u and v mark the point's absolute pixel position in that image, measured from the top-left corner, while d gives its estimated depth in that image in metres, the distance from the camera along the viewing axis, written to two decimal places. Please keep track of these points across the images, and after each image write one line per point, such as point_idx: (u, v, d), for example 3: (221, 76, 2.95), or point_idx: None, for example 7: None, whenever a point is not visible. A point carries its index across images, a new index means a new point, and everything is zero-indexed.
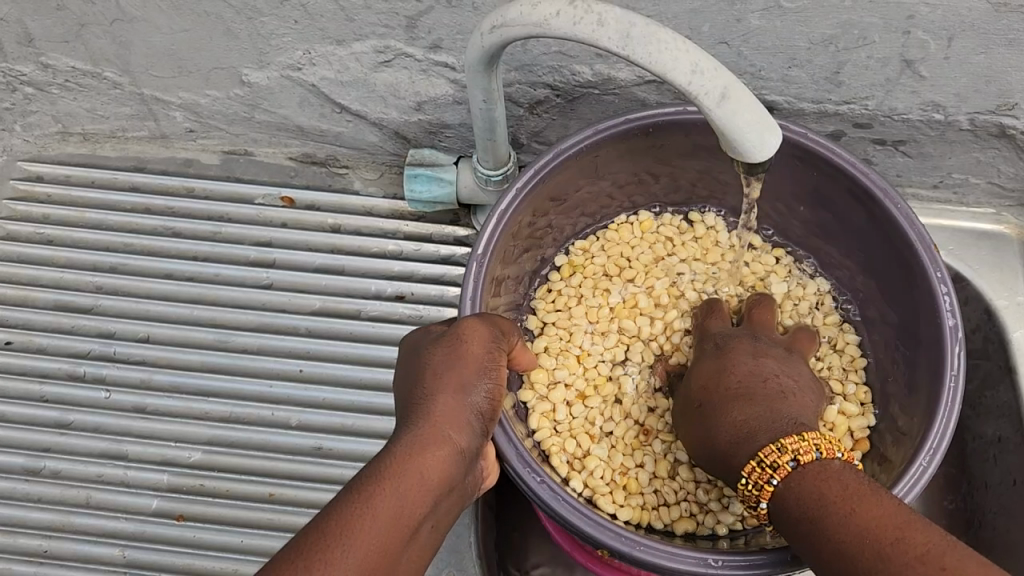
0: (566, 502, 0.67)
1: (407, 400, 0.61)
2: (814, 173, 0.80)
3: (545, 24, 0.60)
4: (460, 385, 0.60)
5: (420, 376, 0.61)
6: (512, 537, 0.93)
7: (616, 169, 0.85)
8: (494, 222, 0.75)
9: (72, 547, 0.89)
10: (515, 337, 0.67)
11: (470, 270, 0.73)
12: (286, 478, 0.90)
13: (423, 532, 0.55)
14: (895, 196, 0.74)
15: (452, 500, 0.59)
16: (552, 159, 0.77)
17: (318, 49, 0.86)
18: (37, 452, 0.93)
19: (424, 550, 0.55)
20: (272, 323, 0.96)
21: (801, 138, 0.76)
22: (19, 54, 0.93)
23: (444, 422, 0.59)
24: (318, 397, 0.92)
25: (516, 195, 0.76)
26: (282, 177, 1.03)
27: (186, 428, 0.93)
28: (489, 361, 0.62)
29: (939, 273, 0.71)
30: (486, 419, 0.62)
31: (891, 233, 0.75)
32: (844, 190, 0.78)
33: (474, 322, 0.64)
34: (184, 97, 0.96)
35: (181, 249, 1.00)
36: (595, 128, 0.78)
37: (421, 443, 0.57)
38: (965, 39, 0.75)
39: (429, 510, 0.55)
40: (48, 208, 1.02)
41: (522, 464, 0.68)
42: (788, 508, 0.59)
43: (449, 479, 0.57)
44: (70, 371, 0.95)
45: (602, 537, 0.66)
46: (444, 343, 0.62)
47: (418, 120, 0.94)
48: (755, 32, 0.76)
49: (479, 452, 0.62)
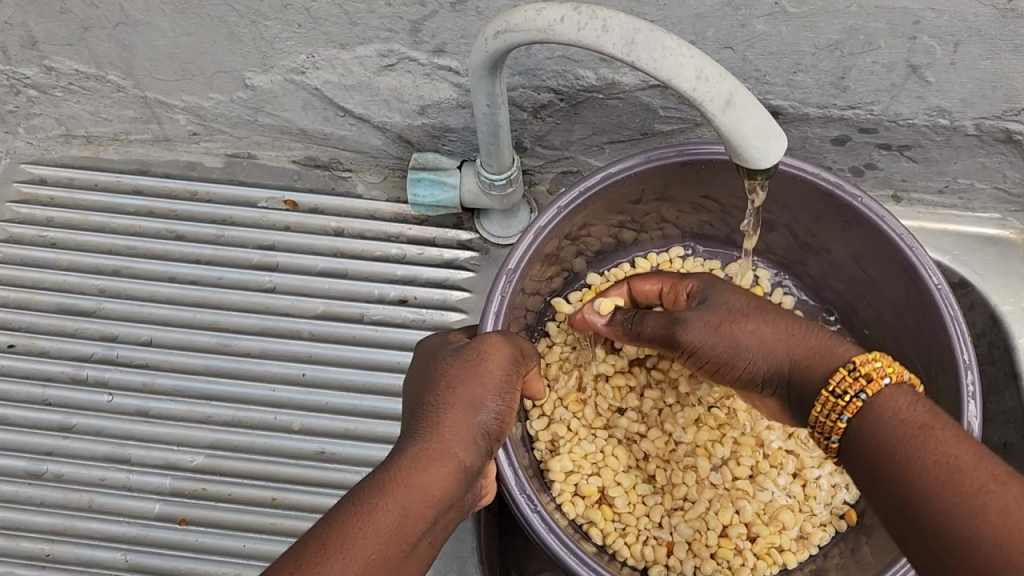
0: (553, 535, 0.72)
1: (416, 409, 0.61)
2: (832, 219, 0.82)
3: (550, 29, 0.60)
4: (472, 401, 0.60)
5: (433, 386, 0.61)
6: (516, 542, 0.92)
7: (653, 202, 0.87)
8: (529, 237, 0.79)
9: (74, 551, 0.89)
10: (531, 361, 0.68)
11: (499, 283, 0.77)
12: (288, 482, 0.89)
13: (423, 545, 0.54)
14: (933, 267, 0.75)
15: (454, 515, 0.58)
16: (597, 182, 0.80)
17: (321, 52, 0.86)
18: (39, 456, 0.93)
19: (421, 565, 0.55)
20: (274, 326, 0.95)
21: (852, 199, 0.78)
22: (23, 57, 0.93)
23: (453, 437, 0.58)
24: (321, 402, 0.92)
25: (555, 216, 0.80)
26: (286, 180, 1.03)
27: (188, 432, 0.92)
28: (504, 382, 0.62)
29: (966, 354, 0.72)
30: (494, 438, 0.62)
31: (910, 281, 0.78)
32: (862, 236, 0.80)
33: (496, 341, 0.64)
34: (188, 100, 0.96)
35: (184, 252, 1.00)
36: (645, 156, 0.80)
37: (427, 454, 0.56)
38: (971, 44, 0.74)
39: (431, 524, 0.55)
40: (51, 211, 1.02)
41: (520, 490, 0.73)
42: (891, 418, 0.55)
43: (454, 494, 0.56)
44: (73, 375, 0.95)
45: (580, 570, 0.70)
46: (462, 359, 0.62)
47: (422, 124, 0.94)
48: (760, 37, 0.76)
49: (484, 469, 0.61)
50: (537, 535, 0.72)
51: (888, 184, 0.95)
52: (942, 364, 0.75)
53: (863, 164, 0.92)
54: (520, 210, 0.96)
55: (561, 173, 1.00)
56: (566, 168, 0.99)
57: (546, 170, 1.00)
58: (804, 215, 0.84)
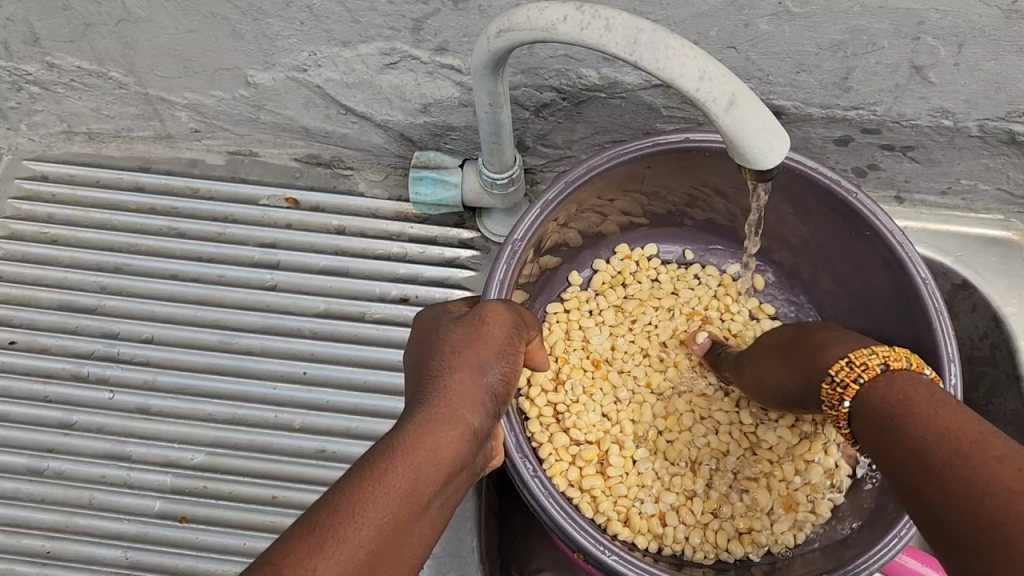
0: (552, 499, 0.71)
1: (421, 372, 0.58)
2: (825, 216, 0.82)
3: (553, 28, 0.59)
4: (479, 361, 0.58)
5: (437, 349, 0.59)
6: (515, 542, 0.94)
7: (655, 185, 0.87)
8: (535, 212, 0.78)
9: (75, 548, 0.89)
10: (535, 329, 0.65)
11: (504, 253, 0.77)
12: (289, 481, 0.89)
13: (438, 508, 0.51)
14: (920, 263, 0.75)
15: (467, 476, 0.55)
16: (604, 160, 0.79)
17: (324, 50, 0.86)
18: (40, 453, 0.93)
19: (435, 529, 0.51)
20: (276, 324, 0.95)
21: (850, 195, 0.77)
22: (25, 54, 0.93)
23: (462, 398, 0.55)
24: (322, 400, 0.92)
25: (562, 190, 0.79)
26: (288, 178, 1.03)
27: (189, 429, 0.92)
28: (509, 344, 0.60)
29: (949, 347, 0.73)
30: (502, 401, 0.59)
31: (897, 273, 0.78)
32: (852, 231, 0.80)
33: (498, 304, 0.62)
34: (190, 98, 0.96)
35: (186, 250, 1.00)
36: (655, 140, 0.80)
37: (437, 414, 0.53)
38: (976, 45, 0.74)
39: (443, 487, 0.51)
40: (52, 207, 1.02)
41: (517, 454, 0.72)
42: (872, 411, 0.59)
43: (465, 455, 0.53)
44: (74, 372, 0.95)
45: (575, 533, 0.70)
46: (465, 323, 0.60)
47: (424, 122, 0.94)
48: (763, 37, 0.76)
49: (492, 433, 0.59)
50: (534, 499, 0.71)
51: (891, 185, 0.95)
52: (927, 356, 0.75)
53: (866, 165, 0.92)
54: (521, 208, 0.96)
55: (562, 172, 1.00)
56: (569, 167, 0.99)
57: (548, 169, 1.00)
58: (796, 212, 0.84)
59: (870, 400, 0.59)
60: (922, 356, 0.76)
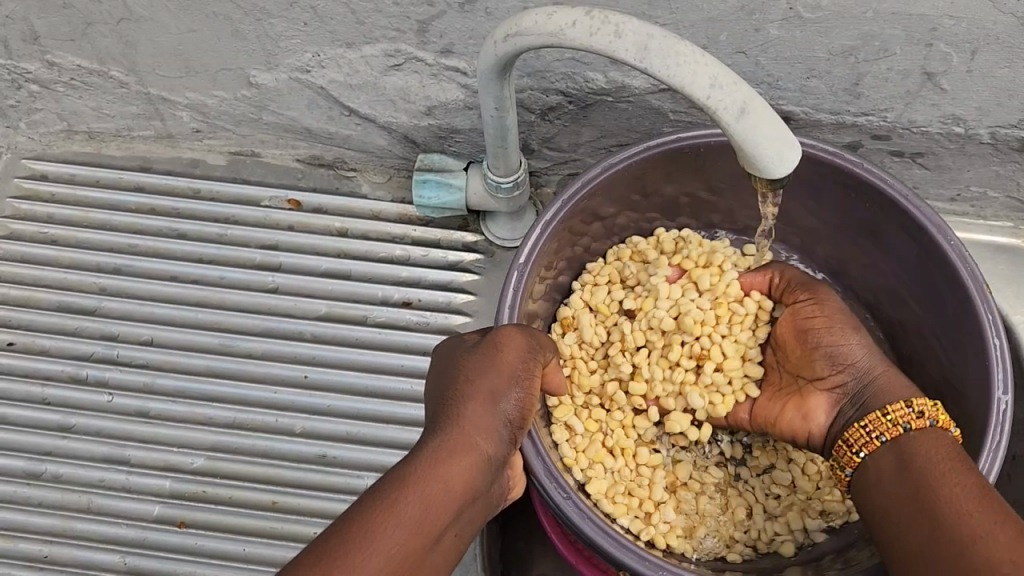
0: (590, 521, 0.68)
1: (435, 402, 0.60)
2: (861, 206, 0.80)
3: (561, 33, 0.58)
4: (492, 392, 0.60)
5: (450, 381, 0.61)
6: (517, 548, 0.94)
7: (661, 190, 0.86)
8: (540, 230, 0.77)
9: (73, 553, 0.88)
10: (550, 353, 0.67)
11: (510, 278, 0.75)
12: (289, 487, 0.89)
13: (448, 537, 0.54)
14: (948, 230, 0.73)
15: (478, 507, 0.58)
16: (598, 172, 0.78)
17: (327, 51, 0.85)
18: (38, 456, 0.92)
19: (446, 559, 0.54)
20: (277, 327, 0.94)
21: (856, 167, 0.76)
22: (25, 52, 0.91)
23: (473, 428, 0.58)
24: (323, 405, 0.91)
25: (560, 208, 0.77)
26: (290, 180, 1.02)
27: (189, 433, 0.92)
28: (522, 371, 0.62)
29: (990, 313, 0.71)
30: (515, 428, 0.61)
31: (919, 243, 0.76)
32: (892, 220, 0.77)
33: (511, 332, 0.64)
34: (191, 97, 0.95)
35: (187, 251, 0.99)
36: (649, 144, 0.79)
37: (448, 447, 0.56)
38: (989, 52, 0.73)
39: (451, 518, 0.54)
40: (52, 207, 1.01)
41: (550, 479, 0.69)
42: (921, 452, 0.61)
43: (475, 486, 0.56)
44: (73, 374, 0.94)
45: (624, 557, 0.67)
46: (478, 349, 0.62)
47: (428, 124, 0.92)
48: (774, 42, 0.75)
49: (505, 462, 0.61)
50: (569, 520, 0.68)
51: None
52: (965, 323, 0.73)
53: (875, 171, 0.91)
54: (525, 213, 0.95)
55: (567, 176, 0.99)
56: (574, 169, 0.98)
57: (553, 172, 0.98)
58: (830, 198, 0.82)
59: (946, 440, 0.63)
60: (967, 347, 0.74)
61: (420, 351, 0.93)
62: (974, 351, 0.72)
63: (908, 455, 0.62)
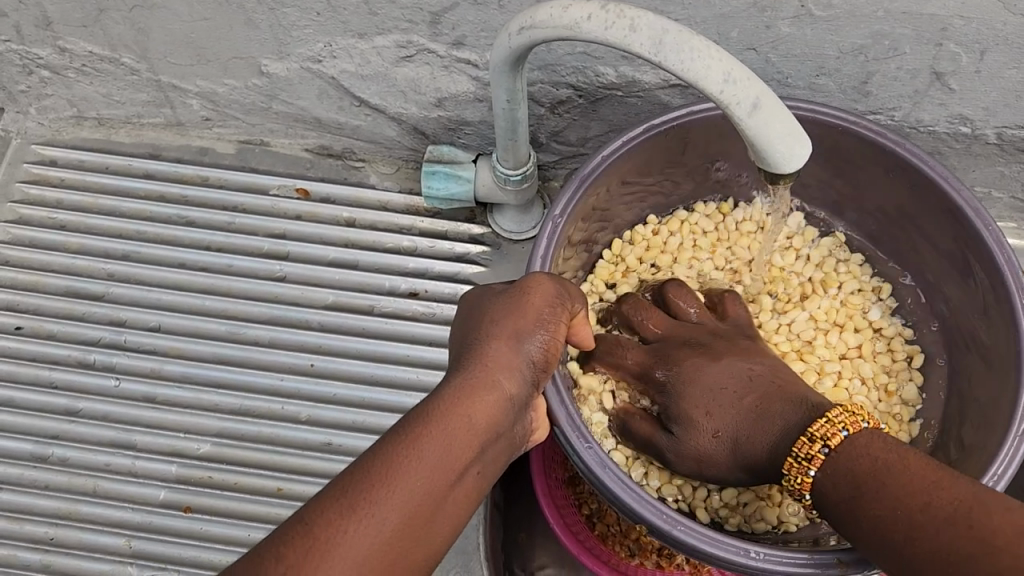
0: (611, 472, 0.68)
1: (461, 346, 0.61)
2: (905, 185, 0.80)
3: (577, 27, 0.59)
4: (516, 335, 0.60)
5: (476, 324, 0.61)
6: (519, 538, 0.95)
7: (698, 158, 0.87)
8: (575, 186, 0.76)
9: (79, 536, 0.89)
10: (581, 300, 0.66)
11: (544, 230, 0.75)
12: (294, 474, 0.89)
13: (472, 475, 0.54)
14: (984, 214, 0.73)
15: (502, 446, 0.58)
16: (639, 132, 0.78)
17: (339, 42, 0.85)
18: (45, 439, 0.92)
19: (473, 495, 0.55)
20: (283, 316, 0.95)
21: (897, 145, 0.76)
22: (38, 37, 0.92)
23: (495, 370, 0.58)
24: (328, 393, 0.92)
25: (598, 166, 0.77)
26: (298, 169, 1.02)
27: (194, 419, 0.92)
28: (549, 314, 0.61)
29: None
30: (542, 370, 0.61)
31: (957, 221, 0.76)
32: (936, 205, 0.77)
33: (542, 278, 0.63)
34: (202, 85, 0.95)
35: (195, 238, 0.99)
36: (690, 109, 0.78)
37: (468, 388, 0.56)
38: (998, 53, 0.74)
39: (475, 456, 0.54)
40: (62, 192, 1.02)
41: (571, 428, 0.70)
42: (832, 487, 0.61)
43: (495, 425, 0.56)
44: (80, 359, 0.95)
45: (641, 509, 0.67)
46: (507, 295, 0.62)
47: (438, 116, 0.93)
48: (784, 39, 0.75)
49: (529, 404, 0.61)
50: (587, 468, 0.69)
51: None
52: (1001, 304, 0.73)
53: None
54: (532, 207, 0.95)
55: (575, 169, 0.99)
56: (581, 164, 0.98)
57: (560, 166, 0.99)
58: (872, 177, 0.83)
59: (831, 473, 0.61)
60: (1002, 335, 0.74)
61: (426, 342, 0.93)
62: (1011, 336, 0.72)
63: (827, 497, 0.62)
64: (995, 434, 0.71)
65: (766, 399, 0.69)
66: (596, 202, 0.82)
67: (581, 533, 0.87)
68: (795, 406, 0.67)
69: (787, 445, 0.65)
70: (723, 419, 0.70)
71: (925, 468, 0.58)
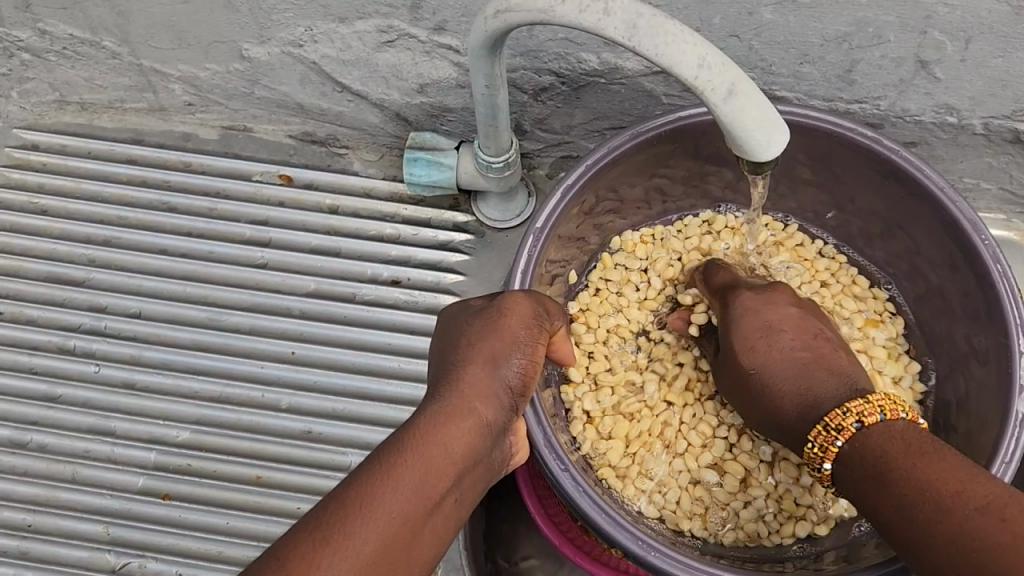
0: (588, 497, 0.68)
1: (437, 371, 0.59)
2: (894, 192, 0.79)
3: (551, 10, 0.57)
4: (493, 357, 0.59)
5: (453, 348, 0.60)
6: (501, 529, 0.95)
7: (686, 164, 0.85)
8: (558, 198, 0.75)
9: (57, 523, 0.89)
10: (558, 321, 0.65)
11: (526, 244, 0.74)
12: (273, 461, 0.89)
13: (450, 503, 0.53)
14: (981, 227, 0.72)
15: (481, 473, 0.57)
16: (625, 140, 0.77)
17: (320, 26, 0.84)
18: (24, 425, 0.92)
19: (451, 524, 0.53)
20: (264, 302, 0.94)
21: (891, 154, 0.75)
22: (17, 20, 0.91)
23: (472, 394, 0.57)
24: (309, 381, 0.91)
25: (583, 172, 0.76)
26: (281, 155, 1.01)
27: (174, 406, 0.92)
28: (526, 338, 0.60)
29: (1018, 314, 0.70)
30: (518, 395, 0.60)
31: (955, 238, 0.75)
32: (929, 216, 0.76)
33: (519, 298, 0.62)
34: (184, 70, 0.94)
35: (177, 224, 0.99)
36: (677, 116, 0.77)
37: (444, 414, 0.55)
38: (984, 41, 0.73)
39: (453, 484, 0.53)
40: (43, 177, 1.01)
41: (549, 450, 0.69)
42: (855, 468, 0.60)
43: (474, 451, 0.55)
44: (60, 344, 0.94)
45: (615, 535, 0.67)
46: (482, 317, 0.61)
47: (420, 103, 0.92)
48: (767, 26, 0.74)
49: (507, 428, 0.60)
50: (565, 493, 0.68)
51: None
52: (994, 325, 0.72)
53: None
54: (516, 194, 0.95)
55: (560, 158, 0.98)
56: (566, 152, 0.97)
57: (545, 154, 0.98)
58: (865, 183, 0.81)
59: (860, 447, 0.60)
60: (994, 349, 0.73)
61: (408, 330, 0.93)
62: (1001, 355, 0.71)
63: (851, 480, 0.61)
64: (988, 446, 0.70)
65: (826, 361, 0.68)
66: (584, 207, 0.82)
67: (562, 524, 0.86)
68: (843, 381, 0.66)
69: (815, 419, 0.64)
70: (769, 360, 0.69)
71: (961, 464, 0.56)
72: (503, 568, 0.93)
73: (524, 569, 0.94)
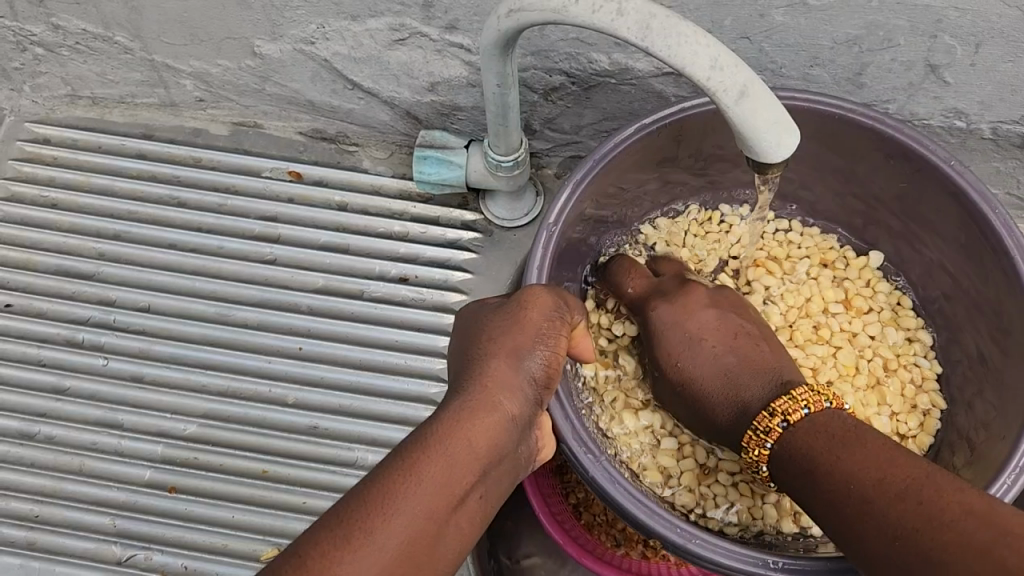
0: (624, 489, 0.67)
1: (460, 366, 0.60)
2: (903, 173, 0.79)
3: (564, 11, 0.57)
4: (516, 350, 0.59)
5: (475, 340, 0.61)
6: (505, 525, 0.95)
7: (692, 154, 0.86)
8: (571, 190, 0.76)
9: (63, 514, 0.89)
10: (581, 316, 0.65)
11: (540, 238, 0.75)
12: (279, 455, 0.89)
13: (475, 499, 0.53)
14: (993, 201, 0.72)
15: (507, 468, 0.57)
16: (633, 131, 0.77)
17: (332, 24, 0.85)
18: (33, 417, 0.92)
19: (477, 520, 0.54)
20: (272, 298, 0.95)
21: (898, 132, 0.75)
22: (31, 14, 0.91)
23: (497, 387, 0.57)
24: (315, 376, 0.92)
25: (591, 170, 0.77)
26: (292, 151, 1.02)
27: (182, 399, 0.92)
28: (547, 329, 0.61)
29: None
30: (543, 387, 0.60)
31: (965, 213, 0.75)
32: (940, 191, 0.76)
33: (537, 289, 0.63)
34: (196, 65, 0.95)
35: (187, 219, 0.99)
36: (683, 106, 0.77)
37: (469, 409, 0.56)
38: (994, 46, 0.73)
39: (479, 480, 0.54)
40: (54, 171, 1.02)
41: (578, 441, 0.69)
42: (789, 465, 0.64)
43: (499, 445, 0.55)
44: (69, 337, 0.95)
45: (651, 523, 0.67)
46: (503, 313, 0.61)
47: (431, 101, 0.93)
48: (778, 29, 0.74)
49: (533, 422, 0.60)
50: (597, 485, 0.68)
51: None
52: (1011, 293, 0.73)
53: None
54: (525, 193, 0.95)
55: (567, 158, 0.99)
56: (574, 152, 0.98)
57: (554, 153, 0.98)
58: (873, 168, 0.82)
59: (786, 446, 0.65)
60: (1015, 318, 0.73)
61: (415, 327, 0.93)
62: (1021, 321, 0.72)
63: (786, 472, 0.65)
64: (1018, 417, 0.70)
65: (756, 360, 0.74)
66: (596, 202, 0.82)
67: (566, 523, 0.86)
68: (767, 378, 0.72)
69: (744, 419, 0.71)
70: (701, 370, 0.75)
71: (880, 447, 0.61)
72: (507, 565, 0.94)
73: (527, 567, 0.94)
